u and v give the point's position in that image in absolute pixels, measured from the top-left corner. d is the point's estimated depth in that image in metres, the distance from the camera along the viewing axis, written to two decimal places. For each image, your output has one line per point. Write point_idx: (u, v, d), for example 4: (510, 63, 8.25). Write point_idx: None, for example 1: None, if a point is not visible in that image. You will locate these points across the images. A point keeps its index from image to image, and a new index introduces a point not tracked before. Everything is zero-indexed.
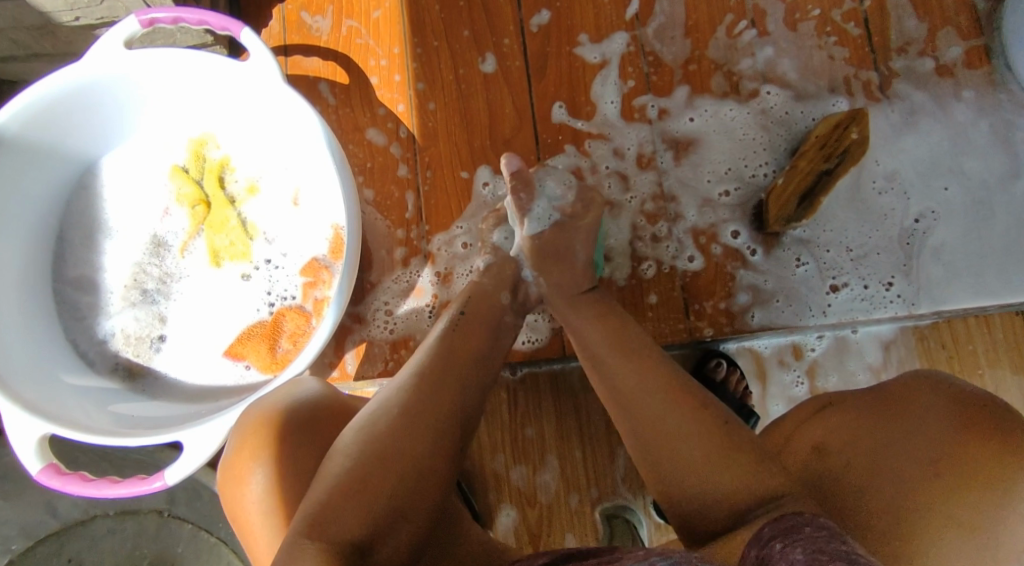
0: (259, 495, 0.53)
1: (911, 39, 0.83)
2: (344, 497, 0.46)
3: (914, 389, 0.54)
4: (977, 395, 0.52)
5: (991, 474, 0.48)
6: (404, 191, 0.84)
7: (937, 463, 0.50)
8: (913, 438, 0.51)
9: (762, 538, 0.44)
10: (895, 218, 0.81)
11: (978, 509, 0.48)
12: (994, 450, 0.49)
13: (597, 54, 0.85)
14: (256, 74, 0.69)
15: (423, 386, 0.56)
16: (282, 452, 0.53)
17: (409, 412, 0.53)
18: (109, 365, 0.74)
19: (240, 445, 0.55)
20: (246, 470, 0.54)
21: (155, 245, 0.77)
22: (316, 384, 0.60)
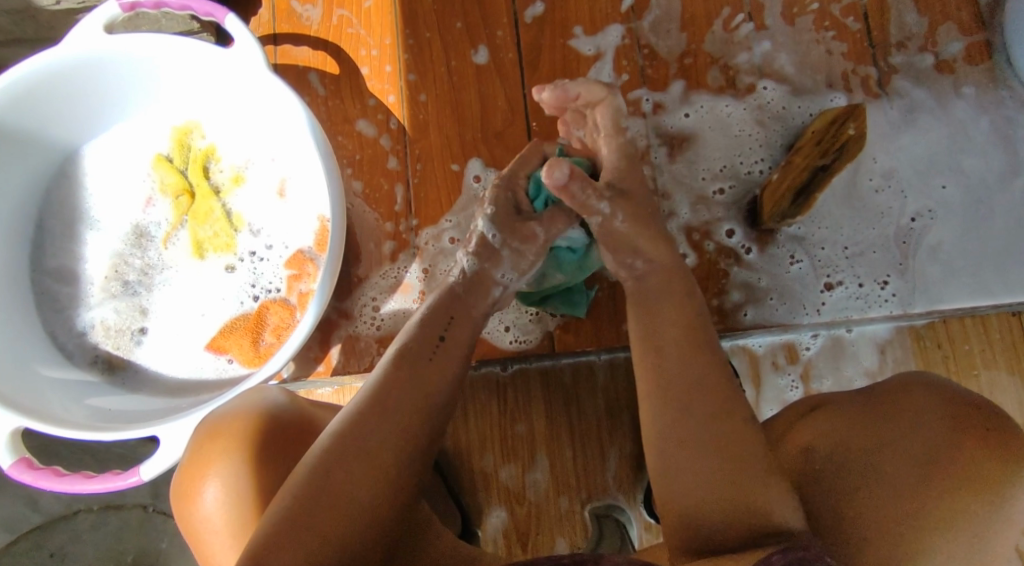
0: (210, 511, 0.52)
1: (911, 34, 0.82)
2: (274, 547, 0.43)
3: (907, 389, 0.53)
4: (969, 397, 0.51)
5: (985, 476, 0.48)
6: (394, 183, 0.82)
7: (927, 465, 0.49)
8: (903, 442, 0.50)
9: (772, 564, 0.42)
10: (892, 217, 0.79)
11: (971, 511, 0.47)
12: (987, 451, 0.48)
13: (591, 46, 0.84)
14: (240, 62, 0.68)
15: (391, 392, 0.52)
16: (226, 469, 0.52)
17: (363, 436, 0.49)
18: (89, 357, 0.73)
19: (190, 462, 0.54)
20: (195, 489, 0.53)
21: (137, 235, 0.76)
22: (278, 395, 0.57)
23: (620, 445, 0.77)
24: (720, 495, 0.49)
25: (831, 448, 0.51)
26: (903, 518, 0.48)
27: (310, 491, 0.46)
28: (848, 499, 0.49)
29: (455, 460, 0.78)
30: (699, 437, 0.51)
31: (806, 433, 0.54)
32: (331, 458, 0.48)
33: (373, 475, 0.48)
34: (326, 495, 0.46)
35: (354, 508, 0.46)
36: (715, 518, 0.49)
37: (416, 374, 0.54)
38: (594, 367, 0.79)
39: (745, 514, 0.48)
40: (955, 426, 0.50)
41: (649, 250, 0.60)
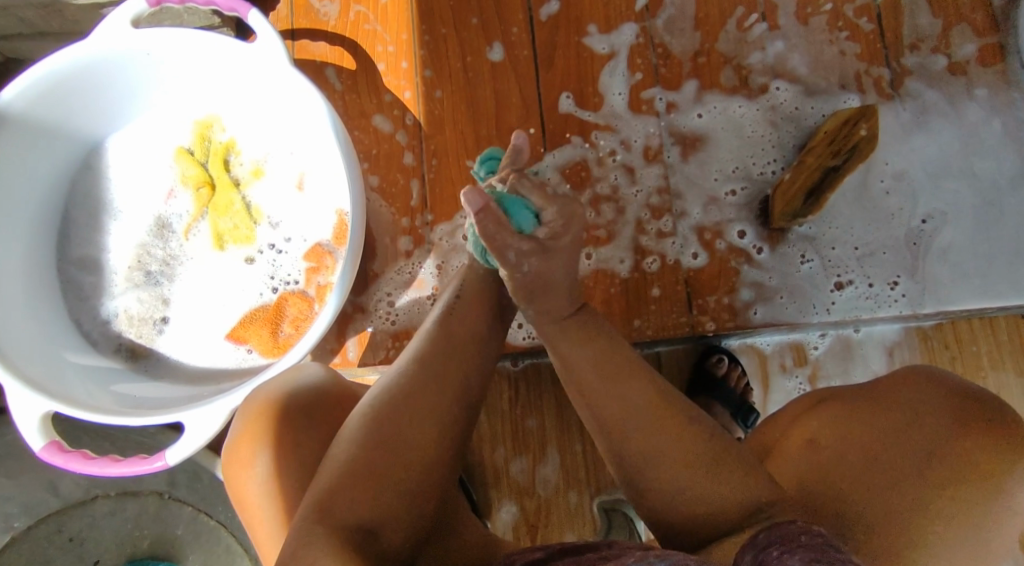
0: (260, 485, 0.53)
1: (925, 36, 0.82)
2: (337, 498, 0.46)
3: (910, 383, 0.53)
4: (973, 391, 0.52)
5: (989, 468, 0.49)
6: (410, 178, 0.84)
7: (931, 457, 0.50)
8: (909, 433, 0.51)
9: (758, 544, 0.43)
10: (902, 218, 0.80)
11: (973, 502, 0.48)
12: (991, 443, 0.49)
13: (606, 45, 0.85)
14: (264, 57, 0.69)
15: (427, 367, 0.55)
16: (278, 446, 0.53)
17: (403, 406, 0.52)
18: (113, 345, 0.74)
19: (239, 435, 0.55)
20: (248, 456, 0.54)
21: (159, 226, 0.77)
22: (317, 370, 0.59)
23: None
24: (707, 491, 0.50)
25: (835, 434, 0.53)
26: (912, 506, 0.49)
27: (362, 452, 0.48)
28: (853, 491, 0.50)
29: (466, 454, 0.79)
30: (658, 437, 0.52)
31: (811, 426, 0.55)
32: (379, 423, 0.50)
33: (417, 442, 0.50)
34: (377, 458, 0.48)
35: (405, 466, 0.49)
36: (707, 514, 0.50)
37: (447, 352, 0.57)
38: None
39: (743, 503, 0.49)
40: (958, 419, 0.51)
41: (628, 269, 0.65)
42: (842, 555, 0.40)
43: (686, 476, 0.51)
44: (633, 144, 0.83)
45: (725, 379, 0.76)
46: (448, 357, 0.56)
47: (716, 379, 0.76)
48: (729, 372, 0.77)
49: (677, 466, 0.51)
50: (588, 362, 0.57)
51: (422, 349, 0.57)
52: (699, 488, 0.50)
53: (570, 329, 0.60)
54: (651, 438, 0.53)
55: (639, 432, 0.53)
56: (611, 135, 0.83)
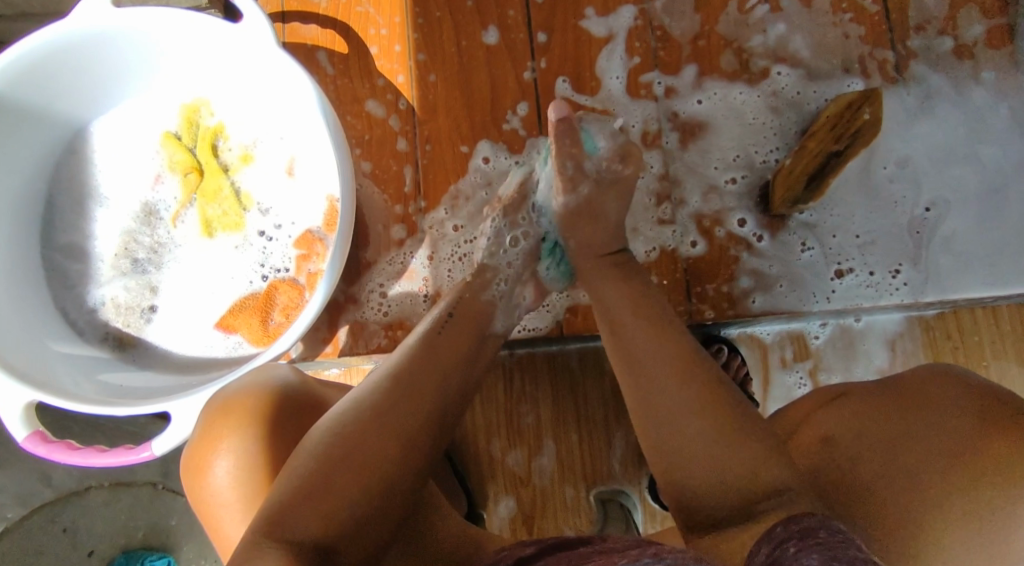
0: (222, 485, 0.52)
1: (930, 18, 0.80)
2: (290, 512, 0.44)
3: (938, 382, 0.52)
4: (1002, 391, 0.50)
5: (1010, 468, 0.46)
6: (403, 164, 0.82)
7: (951, 460, 0.48)
8: (924, 438, 0.49)
9: (774, 538, 0.42)
10: (905, 206, 0.78)
11: (991, 504, 0.46)
12: (1017, 442, 0.46)
13: (603, 27, 0.83)
14: (251, 38, 0.67)
15: (401, 381, 0.54)
16: (241, 443, 0.52)
17: (367, 424, 0.50)
18: (100, 334, 0.73)
19: (202, 438, 0.54)
20: (207, 462, 0.53)
21: (146, 213, 0.75)
22: (288, 371, 0.58)
23: (625, 431, 0.78)
24: (718, 462, 0.49)
25: (856, 433, 0.52)
26: (907, 517, 0.47)
27: (321, 467, 0.46)
28: (856, 495, 0.50)
29: (462, 447, 0.78)
30: (680, 409, 0.52)
31: (828, 422, 0.54)
32: (342, 440, 0.48)
33: (380, 457, 0.49)
34: (338, 473, 0.47)
35: (365, 483, 0.47)
36: (718, 485, 0.49)
37: (428, 364, 0.56)
38: (600, 354, 0.80)
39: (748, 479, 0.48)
40: (982, 420, 0.48)
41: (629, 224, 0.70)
42: (862, 553, 0.39)
43: (705, 445, 0.50)
44: (631, 129, 0.81)
45: (726, 367, 0.75)
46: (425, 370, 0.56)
47: None
48: (729, 360, 0.75)
49: (695, 439, 0.51)
50: (642, 328, 0.59)
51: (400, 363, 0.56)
52: (707, 448, 0.50)
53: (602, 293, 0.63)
54: (671, 394, 0.53)
55: (661, 400, 0.53)
56: (609, 119, 0.81)
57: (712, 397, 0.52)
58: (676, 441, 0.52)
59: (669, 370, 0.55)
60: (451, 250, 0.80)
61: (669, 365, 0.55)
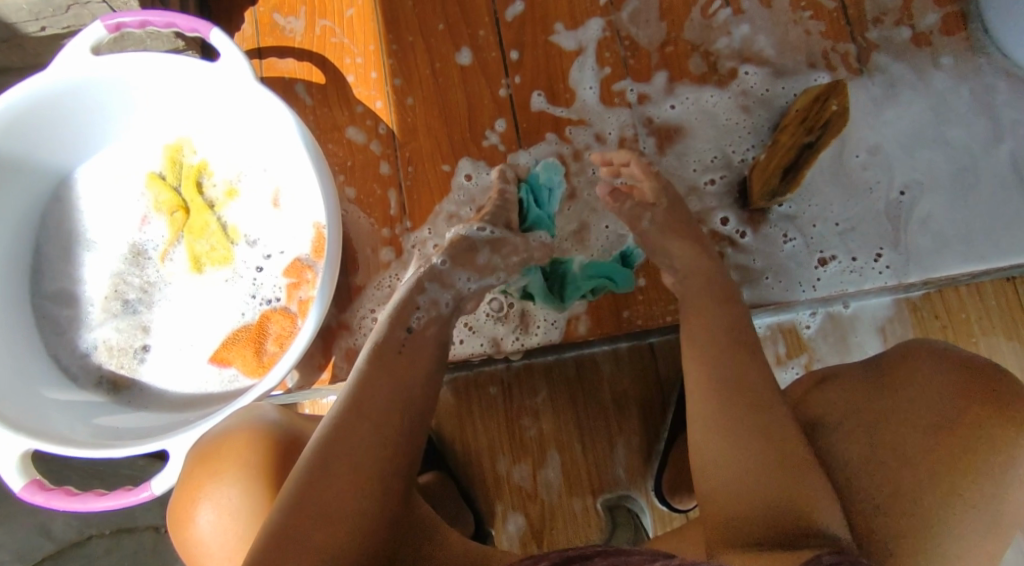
0: (206, 533, 0.55)
1: (887, 9, 0.83)
2: (284, 547, 0.45)
3: (911, 356, 0.53)
4: (977, 360, 0.51)
5: (1000, 434, 0.48)
6: (387, 188, 0.83)
7: (939, 432, 0.49)
8: (912, 413, 0.50)
9: (822, 560, 0.40)
10: (880, 191, 0.80)
11: (981, 464, 0.47)
12: (997, 412, 0.48)
13: (573, 41, 0.85)
14: (228, 75, 0.68)
15: (368, 393, 0.54)
16: (220, 489, 0.55)
17: (352, 437, 0.51)
18: (93, 378, 0.73)
19: (182, 490, 0.57)
20: (191, 513, 0.56)
21: (134, 254, 0.76)
22: (273, 412, 0.59)
23: (628, 436, 0.78)
24: (747, 486, 0.50)
25: (845, 412, 0.53)
26: (899, 483, 0.48)
27: (304, 494, 0.47)
28: (855, 472, 0.50)
29: (467, 464, 0.78)
30: (711, 428, 0.54)
31: (817, 405, 0.55)
32: (327, 453, 0.49)
33: (359, 480, 0.49)
34: (325, 485, 0.48)
35: (352, 500, 0.48)
36: (743, 516, 0.49)
37: (391, 370, 0.56)
38: (597, 359, 0.81)
39: (792, 509, 0.47)
40: (960, 395, 0.50)
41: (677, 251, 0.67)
42: None
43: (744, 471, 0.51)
44: (607, 137, 0.83)
45: None
46: (389, 379, 0.56)
47: None
48: None
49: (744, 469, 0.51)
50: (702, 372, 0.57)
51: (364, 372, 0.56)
52: (751, 474, 0.50)
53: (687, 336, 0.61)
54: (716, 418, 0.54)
55: (700, 430, 0.55)
56: (585, 129, 0.83)
57: (752, 410, 0.53)
58: (707, 467, 0.53)
59: (713, 395, 0.55)
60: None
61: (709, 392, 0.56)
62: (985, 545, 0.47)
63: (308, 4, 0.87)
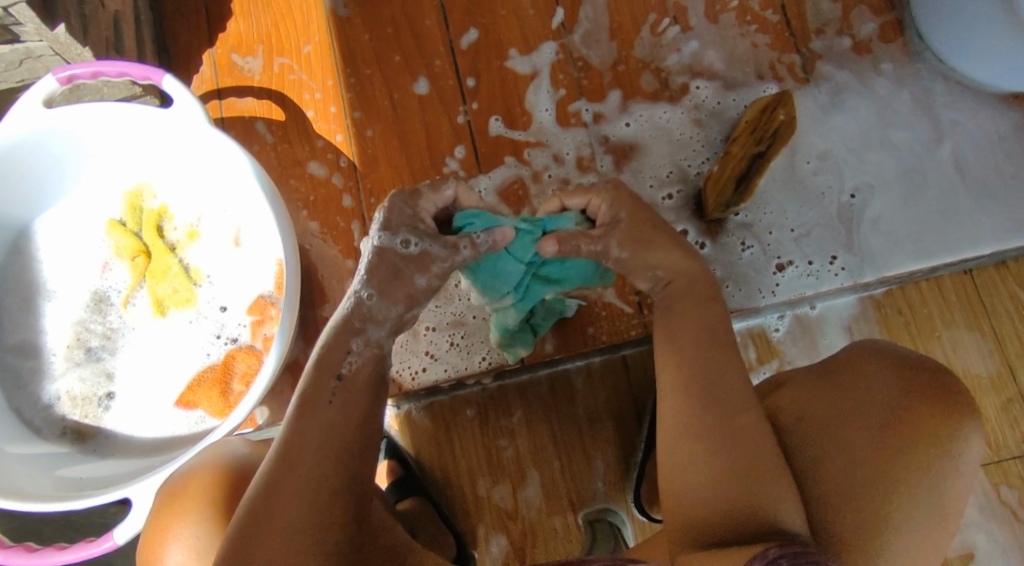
0: None
1: (828, 20, 0.85)
2: None
3: (860, 357, 0.53)
4: (920, 358, 0.52)
5: (940, 429, 0.49)
6: (350, 220, 0.84)
7: (883, 429, 0.50)
8: (858, 412, 0.51)
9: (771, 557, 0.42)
10: (832, 196, 0.82)
11: (929, 465, 0.48)
12: (939, 407, 0.49)
13: (527, 65, 0.86)
14: (183, 120, 0.69)
15: (296, 446, 0.50)
16: (186, 530, 0.53)
17: (281, 498, 0.47)
18: (57, 429, 0.72)
19: (150, 532, 0.55)
20: (157, 555, 0.53)
21: (96, 301, 0.76)
22: (241, 446, 0.59)
23: (605, 450, 0.79)
24: (709, 495, 0.50)
25: (798, 415, 0.53)
26: (856, 489, 0.48)
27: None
28: (807, 473, 0.50)
29: (446, 489, 0.78)
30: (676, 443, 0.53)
31: (783, 401, 0.55)
32: (258, 511, 0.47)
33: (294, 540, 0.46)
34: (262, 547, 0.45)
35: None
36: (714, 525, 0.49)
37: (321, 418, 0.51)
38: (570, 376, 0.81)
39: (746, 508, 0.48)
40: (906, 389, 0.50)
41: (665, 261, 0.60)
42: None
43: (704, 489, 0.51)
44: (565, 157, 0.84)
45: None
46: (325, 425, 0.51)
47: None
48: None
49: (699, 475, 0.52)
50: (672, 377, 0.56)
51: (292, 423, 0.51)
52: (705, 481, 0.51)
53: (673, 339, 0.58)
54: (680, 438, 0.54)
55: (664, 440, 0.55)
56: (543, 150, 0.85)
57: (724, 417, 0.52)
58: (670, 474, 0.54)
59: (686, 408, 0.54)
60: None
61: (680, 405, 0.55)
62: (931, 537, 0.48)
63: (266, 44, 0.88)
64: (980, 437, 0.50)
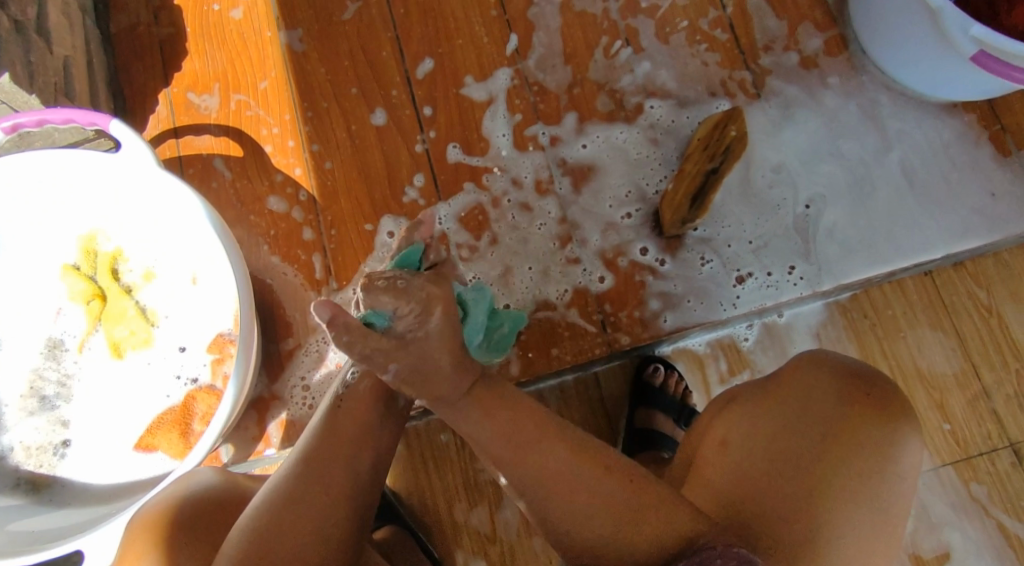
0: None
1: (775, 37, 0.87)
2: None
3: (800, 370, 0.54)
4: (856, 368, 0.53)
5: (879, 438, 0.50)
6: (311, 253, 0.83)
7: (825, 440, 0.50)
8: (802, 424, 0.51)
9: None
10: (787, 208, 0.83)
11: (874, 474, 0.49)
12: (877, 415, 0.50)
13: (483, 92, 0.87)
14: (133, 163, 0.68)
15: (318, 459, 0.52)
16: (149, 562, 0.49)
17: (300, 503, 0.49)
18: (11, 481, 0.70)
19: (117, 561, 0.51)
20: None
21: (51, 347, 0.75)
22: (208, 475, 0.57)
23: None
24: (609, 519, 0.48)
25: (749, 433, 0.52)
26: (808, 502, 0.48)
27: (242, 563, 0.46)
28: (745, 492, 0.49)
29: (421, 516, 0.77)
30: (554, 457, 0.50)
31: (721, 427, 0.54)
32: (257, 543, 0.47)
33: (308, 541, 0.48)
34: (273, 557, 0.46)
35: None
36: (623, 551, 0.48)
37: (337, 435, 0.54)
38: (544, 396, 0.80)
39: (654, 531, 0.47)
40: (846, 400, 0.51)
41: None
42: None
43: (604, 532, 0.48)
44: (523, 180, 0.85)
45: (663, 388, 0.77)
46: (349, 439, 0.54)
47: (654, 390, 0.77)
48: (666, 380, 0.78)
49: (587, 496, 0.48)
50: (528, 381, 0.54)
51: (318, 435, 0.54)
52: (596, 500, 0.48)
53: None
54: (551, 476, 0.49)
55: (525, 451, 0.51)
56: (501, 175, 0.85)
57: None
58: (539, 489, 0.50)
59: None
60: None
61: None
62: (880, 546, 0.49)
63: (222, 81, 0.88)
64: (916, 440, 0.51)
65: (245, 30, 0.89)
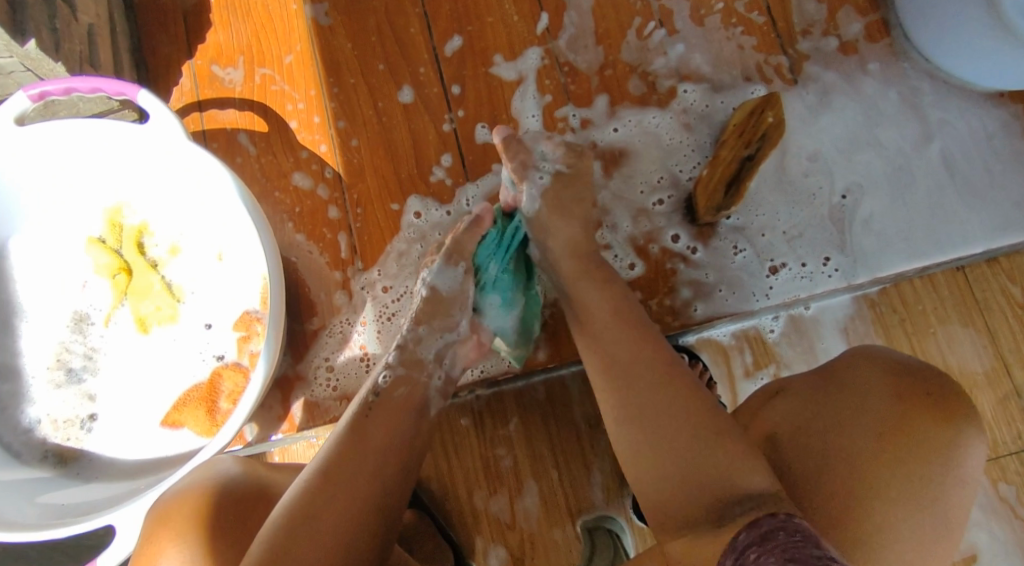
0: None
1: (814, 21, 0.85)
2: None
3: (853, 367, 0.53)
4: (911, 367, 0.52)
5: (937, 437, 0.49)
6: (336, 232, 0.82)
7: (880, 438, 0.49)
8: (855, 421, 0.50)
9: (739, 546, 0.45)
10: (823, 197, 0.81)
11: (929, 475, 0.48)
12: (934, 414, 0.49)
13: (513, 71, 0.85)
14: (161, 135, 0.67)
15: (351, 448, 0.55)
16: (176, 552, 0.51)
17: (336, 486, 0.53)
18: (38, 453, 0.70)
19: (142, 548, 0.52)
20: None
21: (77, 321, 0.74)
22: (231, 464, 0.57)
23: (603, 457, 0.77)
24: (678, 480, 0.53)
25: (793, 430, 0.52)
26: (858, 498, 0.47)
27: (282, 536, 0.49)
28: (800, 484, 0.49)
29: (442, 501, 0.77)
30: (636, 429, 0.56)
31: (771, 419, 0.54)
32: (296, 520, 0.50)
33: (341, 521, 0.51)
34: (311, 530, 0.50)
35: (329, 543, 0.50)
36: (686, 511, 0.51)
37: (373, 430, 0.57)
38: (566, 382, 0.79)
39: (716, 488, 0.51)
40: (899, 398, 0.50)
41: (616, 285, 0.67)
42: (817, 550, 0.41)
43: (671, 482, 0.52)
44: None
45: None
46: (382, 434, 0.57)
47: None
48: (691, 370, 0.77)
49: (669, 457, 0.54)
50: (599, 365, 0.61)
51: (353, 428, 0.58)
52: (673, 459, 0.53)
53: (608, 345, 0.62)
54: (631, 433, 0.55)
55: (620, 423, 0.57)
56: None
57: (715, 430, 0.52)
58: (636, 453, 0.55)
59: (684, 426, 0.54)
60: (379, 311, 0.80)
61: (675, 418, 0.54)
62: (933, 548, 0.47)
63: (247, 54, 0.87)
64: (978, 442, 0.50)
65: (270, 3, 0.87)
